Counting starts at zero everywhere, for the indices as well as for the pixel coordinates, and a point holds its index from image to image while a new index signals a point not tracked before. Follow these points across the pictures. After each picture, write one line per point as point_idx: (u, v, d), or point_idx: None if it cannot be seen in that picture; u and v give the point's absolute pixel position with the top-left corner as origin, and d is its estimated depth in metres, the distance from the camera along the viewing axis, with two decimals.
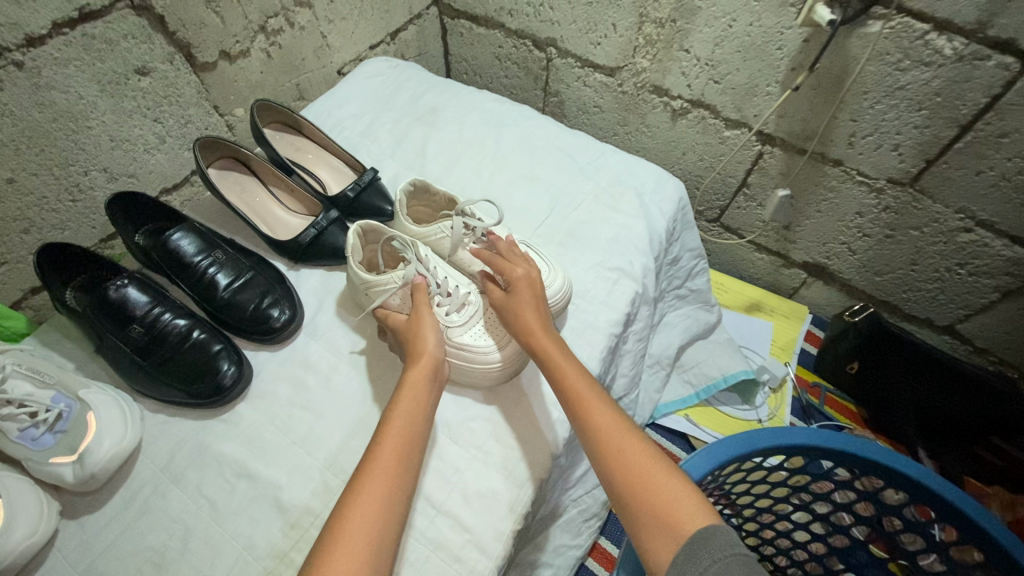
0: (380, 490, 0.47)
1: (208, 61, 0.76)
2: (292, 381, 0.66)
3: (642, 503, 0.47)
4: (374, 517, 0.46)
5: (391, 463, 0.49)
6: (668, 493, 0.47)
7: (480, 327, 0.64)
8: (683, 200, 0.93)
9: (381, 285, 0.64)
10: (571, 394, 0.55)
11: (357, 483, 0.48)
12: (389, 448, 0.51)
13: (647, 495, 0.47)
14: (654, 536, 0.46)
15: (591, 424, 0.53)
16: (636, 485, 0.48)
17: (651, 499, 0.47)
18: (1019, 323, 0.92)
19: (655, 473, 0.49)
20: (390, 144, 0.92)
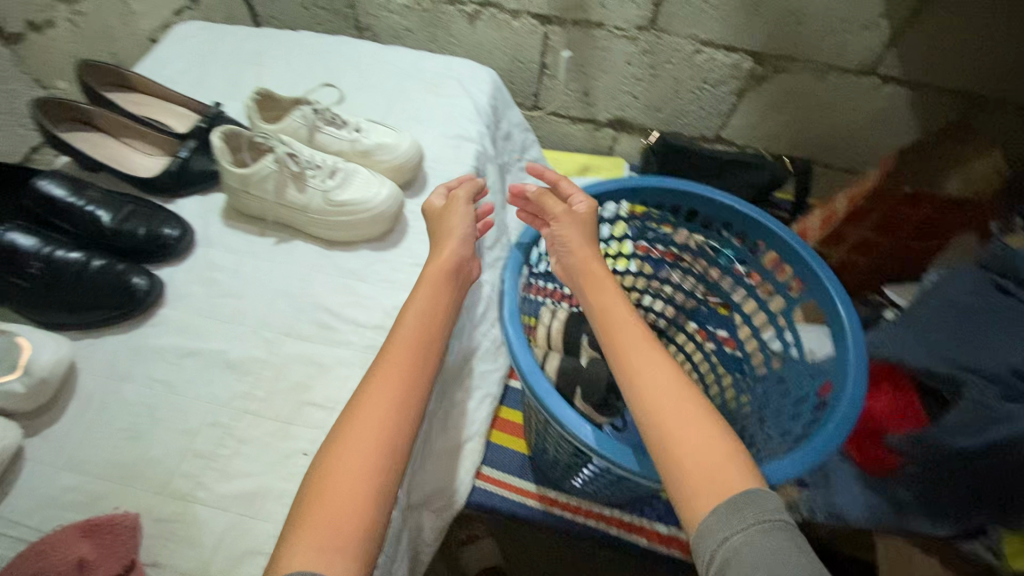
0: (397, 390, 0.56)
1: (14, 30, 0.79)
2: (203, 282, 0.75)
3: (678, 442, 0.52)
4: (391, 410, 0.54)
5: (399, 369, 0.58)
6: (717, 448, 0.51)
7: (353, 184, 0.77)
8: (496, 82, 1.11)
9: (256, 173, 0.74)
10: (620, 348, 0.60)
11: (376, 375, 0.57)
12: (405, 350, 0.60)
13: (692, 447, 0.51)
14: (701, 485, 0.49)
15: (628, 354, 0.59)
16: (673, 428, 0.53)
17: (691, 443, 0.52)
18: (756, 114, 1.24)
19: (696, 418, 0.53)
20: (225, 88, 0.99)
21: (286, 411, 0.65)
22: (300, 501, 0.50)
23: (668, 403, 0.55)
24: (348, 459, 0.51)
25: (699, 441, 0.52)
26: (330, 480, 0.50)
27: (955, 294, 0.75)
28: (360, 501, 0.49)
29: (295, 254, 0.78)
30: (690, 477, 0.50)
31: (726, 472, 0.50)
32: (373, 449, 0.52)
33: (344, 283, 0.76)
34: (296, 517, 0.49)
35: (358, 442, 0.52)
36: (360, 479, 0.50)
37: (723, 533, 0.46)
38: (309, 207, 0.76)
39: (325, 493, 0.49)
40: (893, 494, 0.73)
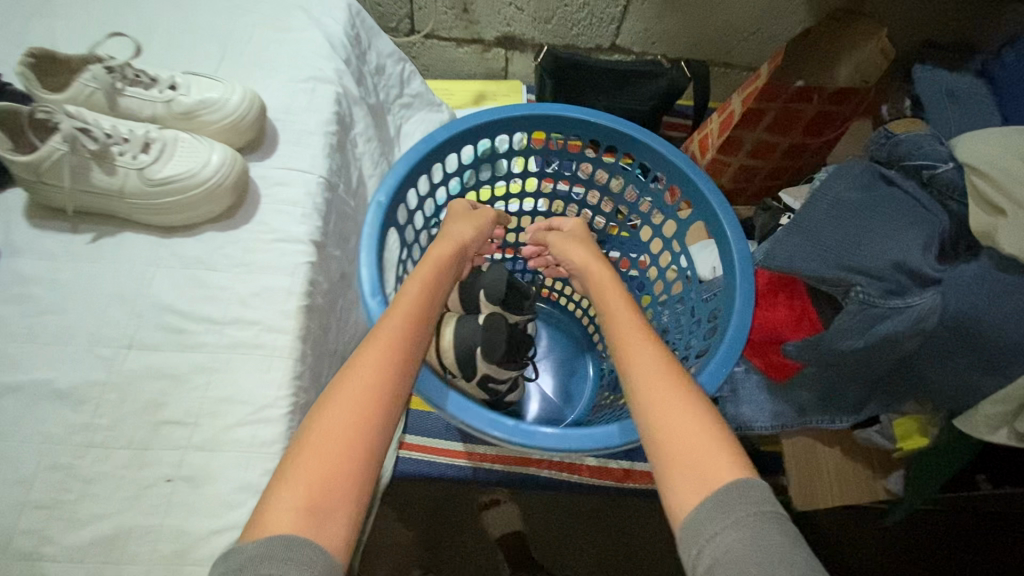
0: (404, 352, 0.49)
1: None
2: (13, 298, 0.62)
3: (668, 426, 0.46)
4: (399, 370, 0.47)
5: (406, 330, 0.51)
6: (703, 434, 0.45)
7: (176, 157, 0.65)
8: (354, 6, 0.94)
9: (45, 161, 0.60)
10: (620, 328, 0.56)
11: (380, 333, 0.50)
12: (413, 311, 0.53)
13: (681, 434, 0.45)
14: (687, 477, 0.43)
15: (627, 334, 0.54)
16: (666, 413, 0.47)
17: (674, 430, 0.46)
18: (649, 15, 1.14)
19: (680, 403, 0.47)
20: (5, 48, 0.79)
21: (140, 435, 0.57)
22: (288, 455, 0.42)
23: (658, 374, 0.50)
24: (349, 415, 0.43)
25: (687, 419, 0.46)
26: (321, 438, 0.42)
27: (837, 193, 0.74)
28: (359, 465, 0.41)
29: (126, 250, 0.67)
30: (675, 468, 0.44)
31: (711, 461, 0.43)
32: (374, 410, 0.44)
33: (191, 276, 0.66)
34: (281, 474, 0.41)
35: (352, 401, 0.44)
36: (359, 440, 0.42)
37: (710, 525, 0.39)
38: (127, 191, 0.63)
39: (317, 449, 0.41)
40: (794, 398, 0.76)
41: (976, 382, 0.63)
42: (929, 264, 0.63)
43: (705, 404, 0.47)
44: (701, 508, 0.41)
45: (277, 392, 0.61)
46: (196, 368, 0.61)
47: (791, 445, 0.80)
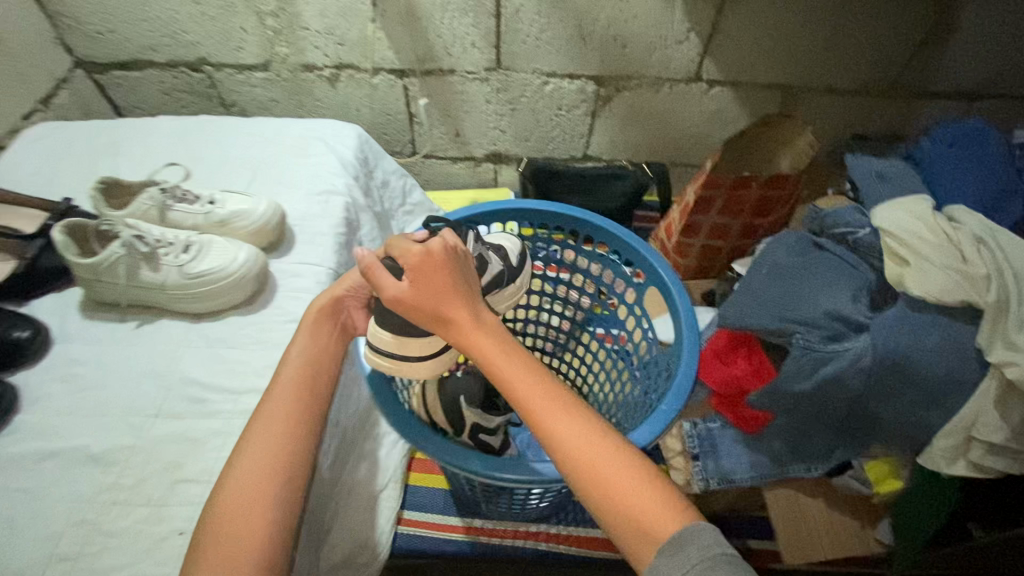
0: (294, 429, 0.58)
1: None
2: (62, 377, 0.73)
3: (593, 477, 0.48)
4: (288, 445, 0.56)
5: (289, 410, 0.58)
6: (634, 484, 0.48)
7: (211, 255, 0.78)
8: (362, 135, 1.14)
9: (104, 263, 0.74)
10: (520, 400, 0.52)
11: (268, 415, 0.58)
12: (291, 391, 0.60)
13: (613, 486, 0.48)
14: (628, 524, 0.47)
15: (533, 398, 0.52)
16: (596, 465, 0.48)
17: (608, 479, 0.48)
18: (612, 129, 1.34)
19: (612, 458, 0.49)
20: (81, 181, 0.98)
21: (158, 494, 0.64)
22: (203, 532, 0.52)
23: (580, 434, 0.50)
24: (253, 489, 0.53)
25: (620, 482, 0.48)
26: (231, 515, 0.52)
27: (778, 258, 0.83)
28: (267, 525, 0.52)
29: (160, 334, 0.78)
30: (615, 515, 0.48)
31: (652, 517, 0.46)
32: (273, 482, 0.54)
33: (216, 352, 0.76)
34: (195, 556, 0.50)
35: (252, 477, 0.54)
36: (264, 513, 0.52)
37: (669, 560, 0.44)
38: (168, 283, 0.76)
39: (223, 530, 0.51)
40: (769, 448, 0.81)
41: (925, 419, 0.68)
42: (860, 312, 0.72)
43: (632, 458, 0.49)
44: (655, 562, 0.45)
45: None
46: (213, 432, 0.69)
47: (775, 496, 0.83)
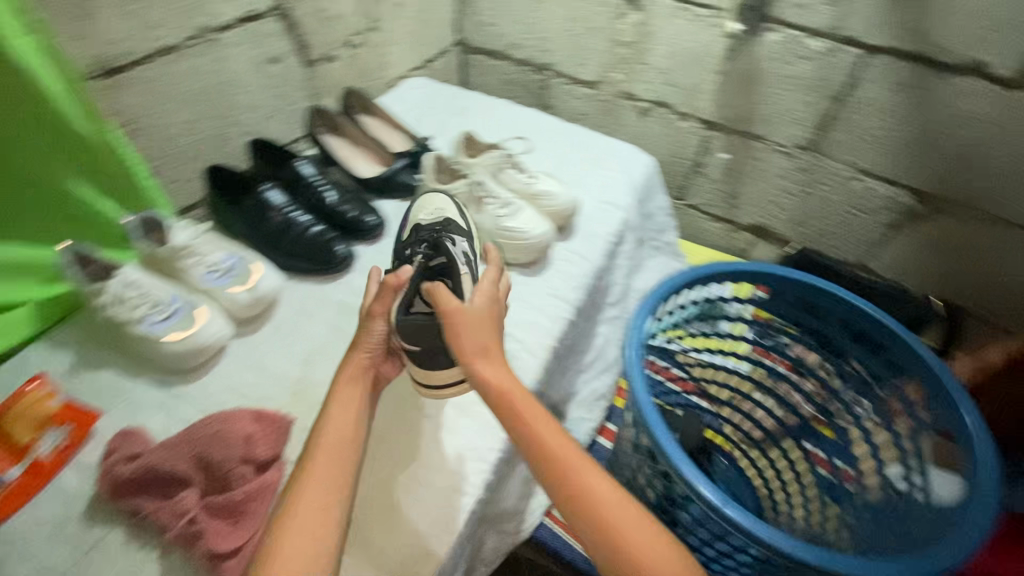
0: (324, 489, 0.55)
1: (314, 58, 1.08)
2: (383, 262, 0.92)
3: (607, 527, 0.57)
4: (326, 501, 0.55)
5: (330, 464, 0.57)
6: (646, 542, 0.56)
7: (521, 217, 0.90)
8: (652, 167, 1.20)
9: (449, 191, 0.92)
10: (547, 457, 0.59)
11: (309, 477, 0.56)
12: (333, 447, 0.58)
13: (626, 540, 0.56)
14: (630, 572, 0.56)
15: (562, 456, 0.60)
16: (614, 518, 0.58)
17: (624, 531, 0.57)
18: (908, 252, 1.22)
19: (631, 516, 0.58)
20: (435, 128, 1.23)
21: None
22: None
23: (607, 494, 0.59)
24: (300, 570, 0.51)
25: (642, 548, 0.56)
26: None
27: None
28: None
29: None
30: (618, 565, 0.56)
31: (661, 573, 0.55)
32: (313, 546, 0.52)
33: None
34: None
35: (291, 545, 0.51)
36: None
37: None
38: (482, 227, 0.90)
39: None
40: None
41: None
42: None
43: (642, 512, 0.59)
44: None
45: None
46: None
47: None
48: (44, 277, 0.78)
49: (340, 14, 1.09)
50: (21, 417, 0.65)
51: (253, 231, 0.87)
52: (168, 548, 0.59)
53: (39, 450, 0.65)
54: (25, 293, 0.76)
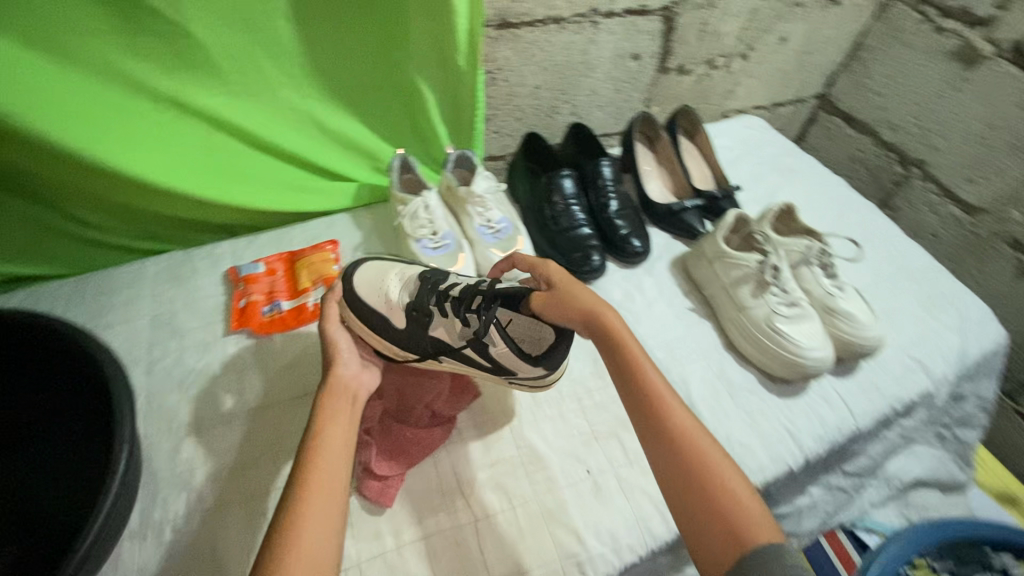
0: (330, 516, 0.46)
1: (670, 66, 1.03)
2: (627, 291, 0.87)
3: (695, 470, 0.50)
4: (324, 526, 0.45)
5: (328, 489, 0.48)
6: (734, 491, 0.48)
7: (801, 328, 0.76)
8: (1000, 346, 0.90)
9: (735, 260, 0.81)
10: (635, 380, 0.55)
11: (305, 503, 0.46)
12: (329, 474, 0.49)
13: (714, 490, 0.48)
14: (715, 524, 0.47)
15: (651, 385, 0.55)
16: (703, 459, 0.50)
17: (713, 480, 0.49)
18: None
19: (713, 457, 0.51)
20: (748, 178, 1.10)
21: (602, 429, 0.71)
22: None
23: (700, 444, 0.52)
24: None
25: (722, 482, 0.49)
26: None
27: None
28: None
29: (698, 333, 0.83)
30: (704, 527, 0.47)
31: (742, 521, 0.46)
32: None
33: (718, 385, 0.77)
34: None
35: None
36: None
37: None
38: (747, 312, 0.79)
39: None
40: None
41: None
42: None
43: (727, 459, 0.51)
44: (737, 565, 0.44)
45: None
46: None
47: None
48: (375, 167, 0.92)
49: (720, 33, 1.02)
50: (311, 268, 0.81)
51: (534, 206, 0.91)
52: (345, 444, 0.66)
53: (307, 299, 0.78)
54: (358, 173, 0.91)
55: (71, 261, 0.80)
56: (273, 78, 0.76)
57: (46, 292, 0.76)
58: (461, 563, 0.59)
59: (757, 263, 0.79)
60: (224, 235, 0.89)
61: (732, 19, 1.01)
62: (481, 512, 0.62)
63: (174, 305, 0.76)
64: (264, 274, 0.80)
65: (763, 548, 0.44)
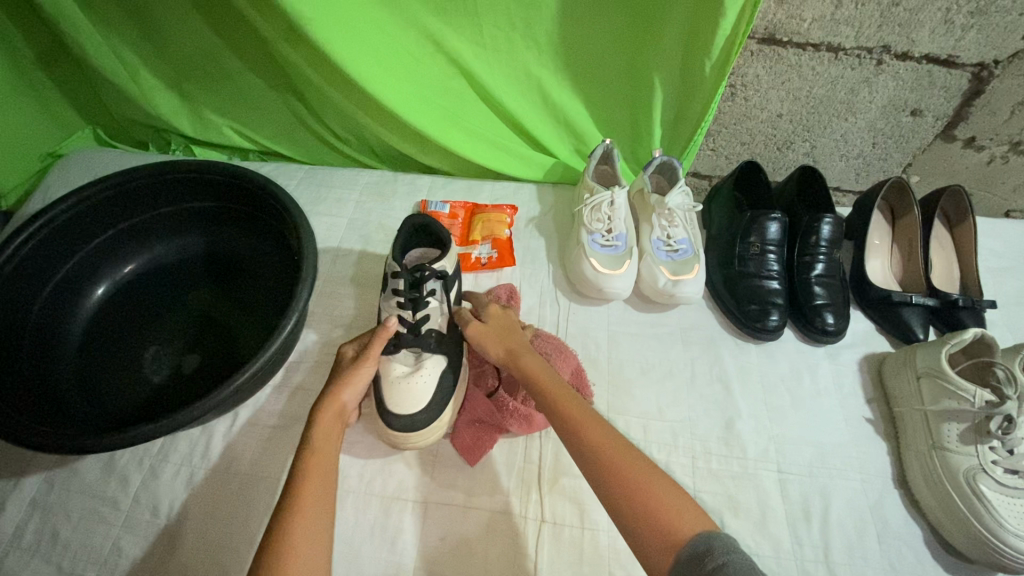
0: (321, 523, 0.48)
1: (958, 134, 0.84)
2: (793, 367, 0.76)
3: (622, 473, 0.50)
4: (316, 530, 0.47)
5: (321, 491, 0.50)
6: (654, 486, 0.49)
7: (1014, 505, 0.59)
8: None
9: (952, 385, 0.64)
10: (552, 400, 0.57)
11: (298, 507, 0.48)
12: (318, 481, 0.50)
13: (637, 486, 0.49)
14: (649, 528, 0.46)
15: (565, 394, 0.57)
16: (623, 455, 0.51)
17: (634, 475, 0.50)
18: None
19: (632, 459, 0.51)
20: (1009, 297, 0.86)
21: (706, 500, 0.64)
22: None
23: (617, 441, 0.53)
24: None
25: (649, 484, 0.49)
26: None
27: None
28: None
29: (866, 450, 0.69)
30: (644, 541, 0.46)
31: (673, 515, 0.46)
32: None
33: (865, 518, 0.64)
34: None
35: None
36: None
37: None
38: (942, 452, 0.64)
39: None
40: None
41: None
42: None
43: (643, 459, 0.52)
44: (678, 565, 0.43)
45: None
46: (775, 541, 0.61)
47: None
48: (578, 149, 0.93)
49: None
50: (485, 224, 0.85)
51: (725, 238, 0.82)
52: (436, 379, 0.62)
53: (473, 251, 0.83)
54: (560, 149, 0.92)
55: (313, 151, 0.96)
56: (520, 43, 0.79)
57: (288, 171, 0.92)
58: (514, 554, 0.58)
59: (983, 404, 0.62)
60: (428, 170, 0.97)
61: None
62: (551, 516, 0.61)
63: (369, 215, 0.86)
64: (446, 216, 0.86)
65: (698, 544, 0.43)
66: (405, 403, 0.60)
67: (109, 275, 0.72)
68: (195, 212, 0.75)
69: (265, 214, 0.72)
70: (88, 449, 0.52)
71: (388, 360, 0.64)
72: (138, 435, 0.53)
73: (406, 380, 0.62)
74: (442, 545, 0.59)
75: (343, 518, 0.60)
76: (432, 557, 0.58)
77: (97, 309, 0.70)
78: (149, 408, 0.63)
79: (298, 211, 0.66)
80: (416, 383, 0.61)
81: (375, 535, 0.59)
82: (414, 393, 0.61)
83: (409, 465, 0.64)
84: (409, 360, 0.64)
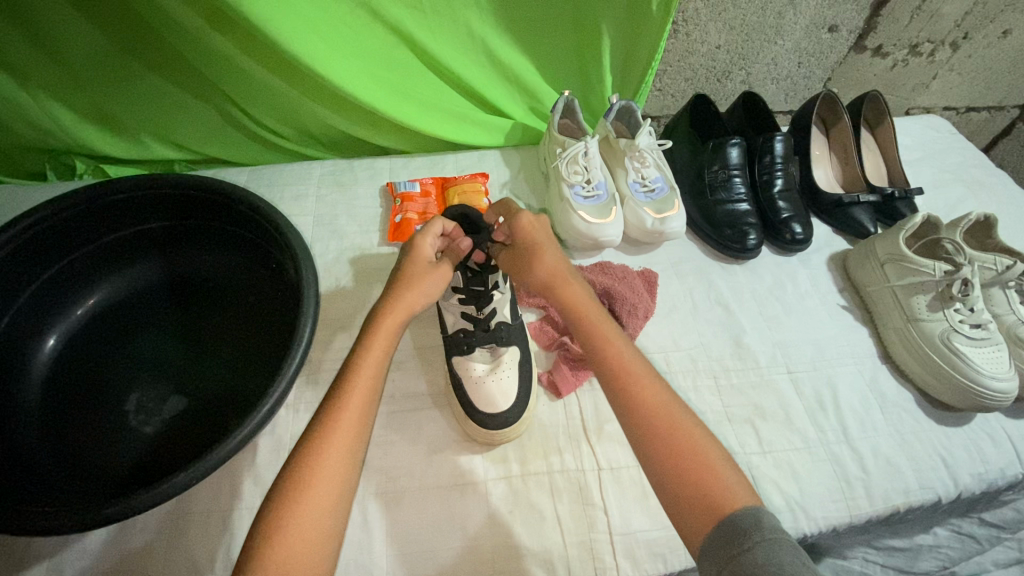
0: (358, 429, 0.49)
1: (867, 44, 0.93)
2: (776, 279, 0.81)
3: (684, 455, 0.47)
4: (355, 435, 0.48)
5: (366, 400, 0.50)
6: (716, 465, 0.47)
7: (986, 354, 0.68)
8: None
9: (915, 264, 0.72)
10: (614, 364, 0.53)
11: (346, 407, 0.49)
12: (360, 394, 0.50)
13: (693, 462, 0.47)
14: (699, 503, 0.45)
15: (624, 353, 0.54)
16: (675, 427, 0.49)
17: (669, 429, 0.49)
18: None
19: (698, 439, 0.48)
20: (931, 181, 0.98)
21: (736, 413, 0.68)
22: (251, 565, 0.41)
23: (683, 417, 0.50)
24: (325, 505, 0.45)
25: (702, 455, 0.47)
26: (297, 529, 0.43)
27: None
28: (333, 530, 0.45)
29: (852, 337, 0.77)
30: (687, 507, 0.45)
31: (727, 495, 0.45)
32: (341, 486, 0.46)
33: (868, 397, 0.71)
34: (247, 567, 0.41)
35: (319, 494, 0.45)
36: (327, 532, 0.44)
37: (735, 558, 0.40)
38: (917, 323, 0.72)
39: (295, 558, 0.42)
40: None
41: None
42: None
43: (689, 425, 0.49)
44: (719, 534, 0.42)
45: (819, 516, 0.62)
46: (803, 434, 0.67)
47: None
48: (533, 108, 0.91)
49: (938, 14, 0.90)
50: (463, 196, 0.82)
51: (692, 171, 0.86)
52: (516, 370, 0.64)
53: None
54: (516, 110, 0.91)
55: (248, 152, 0.87)
56: (463, 3, 0.75)
57: (228, 177, 0.83)
58: (583, 508, 0.59)
59: (942, 274, 0.70)
60: (383, 152, 0.92)
61: (958, 1, 0.88)
62: (607, 463, 0.62)
63: (335, 209, 0.80)
64: (419, 195, 0.82)
65: (743, 520, 0.42)
66: (492, 402, 0.62)
67: (60, 320, 0.67)
68: (149, 234, 0.72)
69: (239, 226, 0.71)
70: (87, 525, 0.47)
71: (464, 365, 0.65)
72: (144, 501, 0.48)
73: (492, 377, 0.63)
74: (514, 518, 0.58)
75: (408, 516, 0.58)
76: (505, 532, 0.57)
77: (55, 358, 0.64)
78: (143, 458, 0.57)
79: (286, 224, 0.65)
80: (499, 382, 0.63)
81: (443, 525, 0.57)
82: (498, 392, 0.62)
83: (457, 450, 0.62)
84: (485, 356, 0.65)
